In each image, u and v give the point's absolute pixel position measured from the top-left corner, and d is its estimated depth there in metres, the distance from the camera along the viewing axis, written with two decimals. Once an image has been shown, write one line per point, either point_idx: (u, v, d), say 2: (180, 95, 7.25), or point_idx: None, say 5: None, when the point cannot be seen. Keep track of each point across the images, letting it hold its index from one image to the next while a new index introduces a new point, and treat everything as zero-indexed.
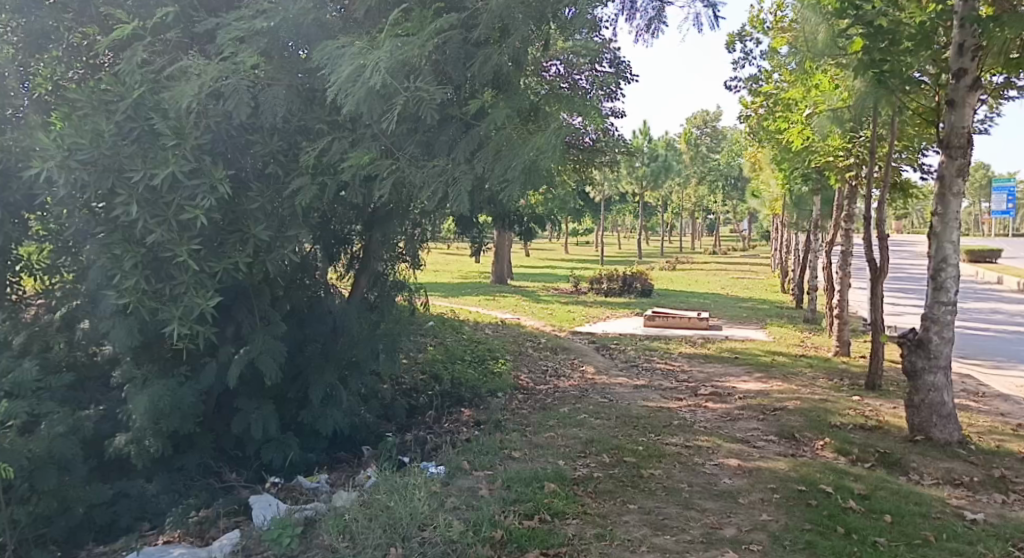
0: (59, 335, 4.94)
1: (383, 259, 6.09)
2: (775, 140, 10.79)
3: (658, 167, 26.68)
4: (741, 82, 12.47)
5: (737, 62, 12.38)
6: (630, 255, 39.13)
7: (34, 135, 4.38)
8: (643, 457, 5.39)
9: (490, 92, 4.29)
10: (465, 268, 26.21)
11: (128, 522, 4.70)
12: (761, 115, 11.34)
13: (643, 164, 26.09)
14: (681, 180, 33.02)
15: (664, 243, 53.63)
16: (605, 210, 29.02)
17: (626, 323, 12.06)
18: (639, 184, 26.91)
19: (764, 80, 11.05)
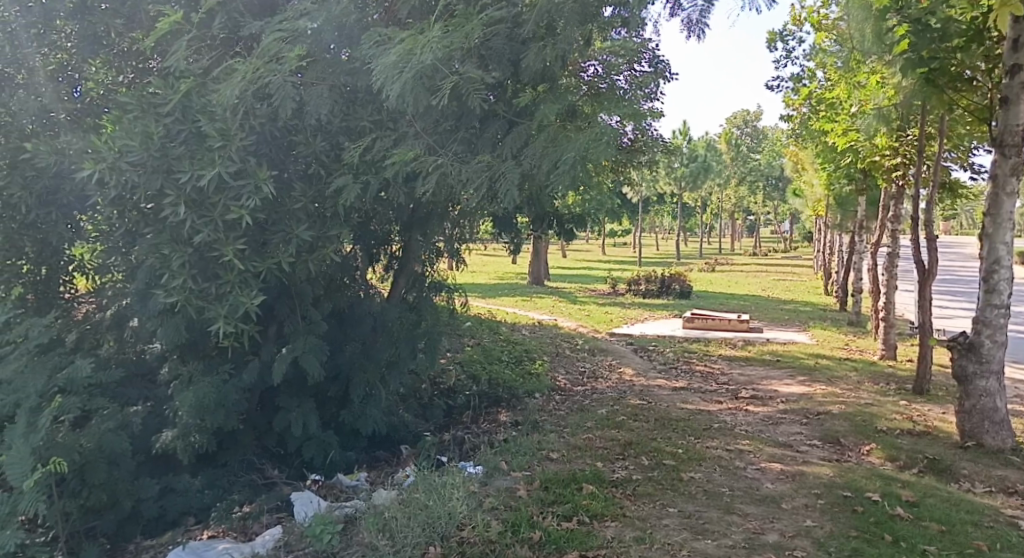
0: (108, 333, 5.15)
1: (421, 259, 6.16)
2: (820, 140, 10.65)
3: (698, 168, 26.38)
4: (784, 81, 12.31)
5: (780, 61, 12.24)
6: (667, 256, 38.80)
7: (87, 138, 4.52)
8: (683, 460, 5.33)
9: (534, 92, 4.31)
10: (502, 270, 26.29)
11: (174, 516, 4.81)
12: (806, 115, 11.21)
13: (681, 164, 25.86)
14: (721, 181, 32.60)
15: (701, 244, 53.03)
16: (642, 211, 28.81)
17: (666, 325, 11.97)
18: (678, 184, 26.66)
19: (808, 79, 10.91)
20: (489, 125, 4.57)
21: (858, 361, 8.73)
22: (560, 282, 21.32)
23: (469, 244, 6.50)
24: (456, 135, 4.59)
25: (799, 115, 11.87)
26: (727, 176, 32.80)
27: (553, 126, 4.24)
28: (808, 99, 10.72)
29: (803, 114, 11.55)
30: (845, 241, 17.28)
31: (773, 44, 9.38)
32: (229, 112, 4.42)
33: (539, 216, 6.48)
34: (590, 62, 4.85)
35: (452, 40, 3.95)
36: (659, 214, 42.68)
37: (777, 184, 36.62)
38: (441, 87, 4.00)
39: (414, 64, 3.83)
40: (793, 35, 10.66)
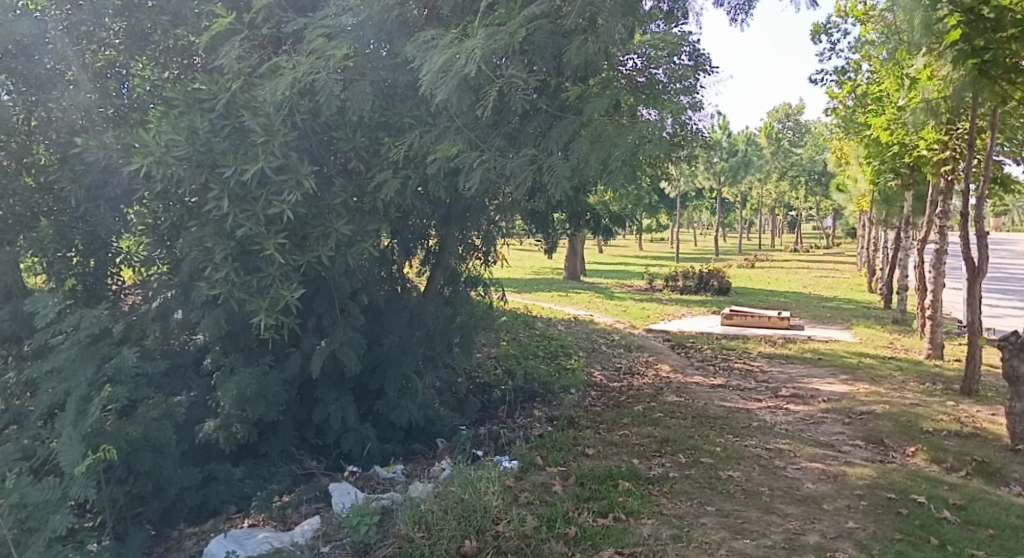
0: (154, 324, 5.15)
1: (457, 254, 6.21)
2: (864, 134, 10.46)
3: (737, 163, 25.95)
4: (828, 74, 12.10)
5: (823, 54, 12.03)
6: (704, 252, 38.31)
7: (135, 133, 4.63)
8: (721, 459, 5.27)
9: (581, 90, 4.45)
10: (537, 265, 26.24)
11: (217, 504, 4.91)
12: (850, 108, 11.01)
13: (721, 159, 25.43)
14: (761, 176, 32.03)
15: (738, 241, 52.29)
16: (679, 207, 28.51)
17: (704, 321, 11.84)
18: (717, 179, 26.29)
19: (852, 72, 10.70)
20: (531, 120, 4.65)
21: (903, 361, 8.53)
22: (596, 278, 21.22)
23: (504, 238, 6.53)
24: (497, 129, 4.66)
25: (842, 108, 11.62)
26: (766, 172, 32.21)
27: (598, 122, 4.30)
28: (854, 93, 10.48)
29: (846, 108, 11.30)
30: (889, 237, 16.84)
31: (818, 36, 9.18)
32: (273, 109, 4.50)
33: (575, 211, 6.48)
34: (628, 56, 4.80)
35: (496, 43, 3.94)
36: (694, 211, 42.16)
37: (818, 179, 35.81)
38: (486, 90, 4.23)
39: (460, 68, 3.94)
40: (838, 27, 10.43)
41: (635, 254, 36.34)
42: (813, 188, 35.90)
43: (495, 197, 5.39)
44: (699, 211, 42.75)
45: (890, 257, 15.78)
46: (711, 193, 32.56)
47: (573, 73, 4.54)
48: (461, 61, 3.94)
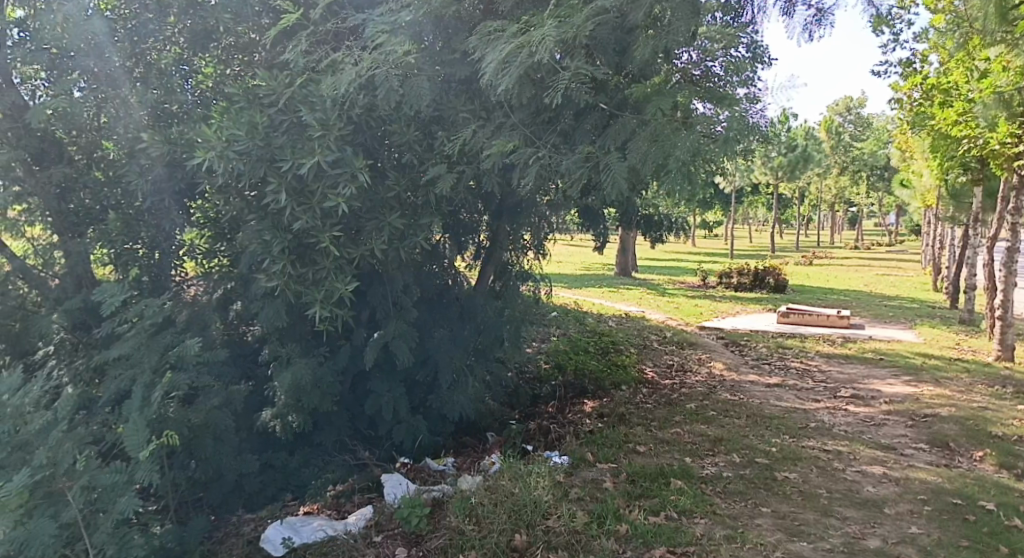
0: (215, 314, 5.23)
1: (508, 249, 6.24)
2: (932, 127, 10.09)
3: (797, 158, 25.15)
4: (893, 66, 11.71)
5: (888, 45, 11.63)
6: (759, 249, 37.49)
7: (198, 129, 4.77)
8: (777, 460, 5.17)
9: (643, 89, 4.42)
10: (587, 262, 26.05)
11: (273, 492, 5.12)
12: (917, 101, 10.63)
13: (779, 154, 24.73)
14: (821, 171, 31.04)
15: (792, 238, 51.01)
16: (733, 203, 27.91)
17: (759, 319, 11.61)
18: (774, 174, 25.62)
19: (920, 63, 10.32)
20: (587, 117, 4.63)
21: (971, 362, 8.24)
22: (650, 274, 20.93)
23: (556, 233, 6.52)
24: (554, 126, 4.70)
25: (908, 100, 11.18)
26: (824, 166, 31.25)
27: (657, 121, 4.31)
28: (919, 86, 10.10)
29: (913, 101, 10.92)
30: (957, 234, 16.18)
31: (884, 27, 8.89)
32: (331, 104, 4.60)
33: (629, 207, 6.42)
34: (686, 49, 4.68)
35: (564, 35, 3.98)
36: (749, 206, 41.10)
37: (880, 174, 34.57)
38: (549, 82, 4.26)
39: (526, 58, 4.03)
40: (903, 17, 10.04)
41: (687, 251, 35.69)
42: (875, 183, 34.70)
43: (548, 193, 5.40)
44: (754, 206, 41.67)
45: (957, 256, 15.16)
46: (767, 188, 31.77)
47: (635, 69, 4.51)
48: (529, 53, 4.02)
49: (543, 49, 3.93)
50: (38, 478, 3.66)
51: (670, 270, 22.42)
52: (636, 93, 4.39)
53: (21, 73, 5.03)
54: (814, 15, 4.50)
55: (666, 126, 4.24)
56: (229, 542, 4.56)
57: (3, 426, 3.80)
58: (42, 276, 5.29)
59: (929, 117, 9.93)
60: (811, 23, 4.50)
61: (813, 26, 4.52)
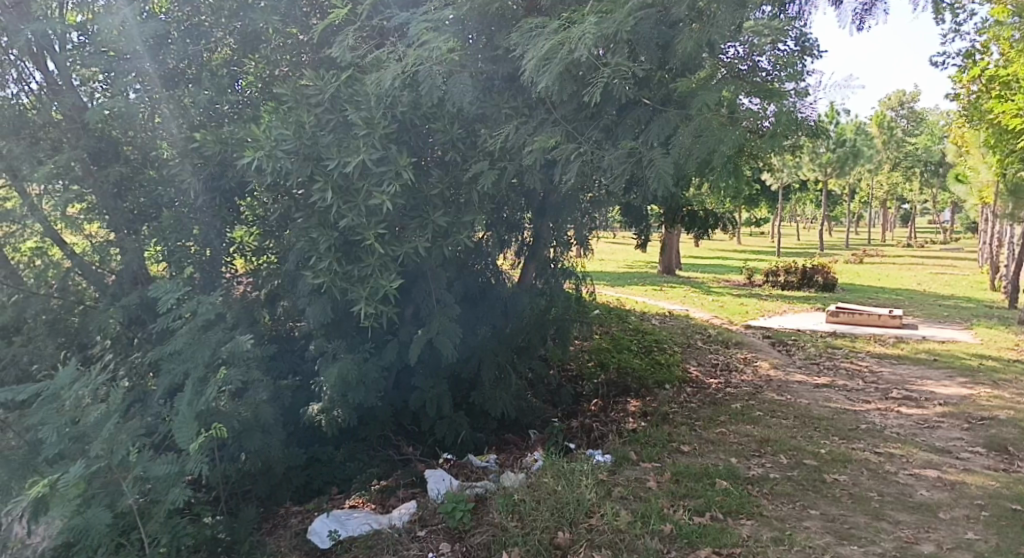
0: (263, 309, 5.38)
1: (550, 247, 6.27)
2: (991, 120, 9.73)
3: (847, 153, 24.45)
4: (951, 57, 11.32)
5: (946, 35, 11.23)
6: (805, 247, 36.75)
7: (247, 129, 4.87)
8: (826, 461, 5.07)
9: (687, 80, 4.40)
10: (629, 259, 25.94)
11: (320, 485, 5.23)
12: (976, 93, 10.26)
13: (829, 149, 24.04)
14: (872, 168, 30.15)
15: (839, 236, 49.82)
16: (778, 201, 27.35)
17: (806, 319, 11.39)
18: (823, 171, 24.95)
19: (980, 53, 9.96)
20: (631, 112, 4.59)
21: None
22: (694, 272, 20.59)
23: (598, 231, 6.49)
24: (595, 121, 4.67)
25: (971, 91, 10.71)
26: (875, 161, 30.28)
27: (704, 115, 4.20)
28: (981, 77, 9.70)
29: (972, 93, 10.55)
30: (1019, 232, 15.55)
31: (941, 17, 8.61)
32: (375, 102, 4.66)
33: (672, 203, 6.39)
34: (732, 43, 4.60)
35: (605, 29, 3.99)
36: (796, 203, 40.22)
37: (934, 170, 33.46)
38: (591, 79, 4.26)
39: (566, 54, 4.06)
40: (964, 6, 9.68)
41: (731, 249, 35.04)
42: (927, 179, 33.58)
43: (591, 190, 5.40)
44: (802, 203, 40.65)
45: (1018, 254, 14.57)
46: (816, 185, 31.00)
47: (678, 66, 4.45)
48: (569, 49, 4.06)
49: (582, 47, 3.96)
50: (95, 468, 3.78)
51: (716, 269, 21.92)
52: (680, 86, 4.33)
53: (81, 75, 5.22)
54: (865, 5, 4.49)
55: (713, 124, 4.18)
56: (277, 533, 4.66)
57: (62, 418, 3.95)
58: (99, 271, 5.43)
59: (988, 109, 9.58)
60: (863, 12, 4.50)
61: (863, 18, 4.57)
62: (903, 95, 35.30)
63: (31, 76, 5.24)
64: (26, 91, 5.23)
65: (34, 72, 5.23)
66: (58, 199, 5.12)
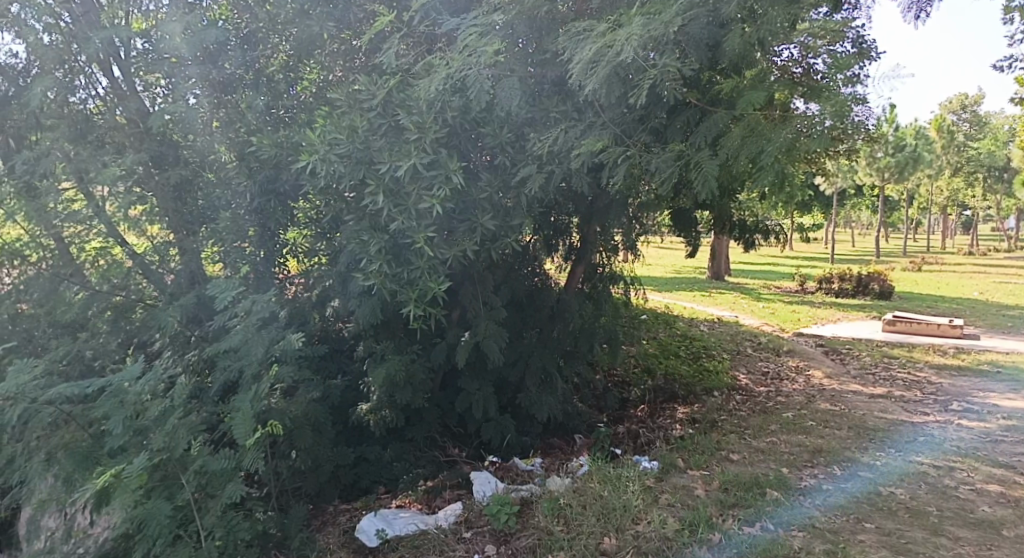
0: (313, 310, 5.51)
1: (598, 251, 6.20)
2: None
3: (907, 157, 23.29)
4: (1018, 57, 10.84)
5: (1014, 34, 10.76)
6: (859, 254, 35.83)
7: (302, 133, 4.97)
8: (882, 474, 4.95)
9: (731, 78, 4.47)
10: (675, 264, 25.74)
11: (368, 484, 5.33)
12: None
13: (887, 153, 23.15)
14: (931, 173, 29.13)
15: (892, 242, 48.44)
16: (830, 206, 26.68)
17: (859, 327, 11.14)
18: (881, 176, 24.17)
19: None
20: (680, 114, 4.59)
21: None
22: (745, 278, 20.22)
23: (647, 235, 6.46)
24: (644, 124, 4.62)
25: None
26: (936, 164, 29.10)
27: (752, 114, 4.27)
28: None
29: None
30: None
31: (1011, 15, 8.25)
32: (427, 107, 4.69)
33: (721, 206, 6.36)
34: (786, 45, 4.48)
35: (650, 33, 3.97)
36: (849, 208, 39.24)
37: (996, 175, 32.23)
38: (637, 80, 4.21)
39: (614, 56, 4.08)
40: None
41: (782, 254, 34.43)
42: (989, 185, 32.34)
43: (638, 195, 5.41)
44: (855, 208, 39.64)
45: None
46: (871, 190, 30.17)
47: (728, 64, 4.38)
48: (615, 51, 4.07)
49: (629, 49, 3.97)
50: (156, 461, 3.90)
51: (766, 275, 21.59)
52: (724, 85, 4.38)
53: (144, 80, 5.44)
54: None
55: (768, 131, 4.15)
56: (326, 530, 4.74)
57: (126, 412, 4.10)
58: (159, 271, 5.57)
59: None
60: None
61: (922, 10, 4.47)
62: (963, 97, 34.20)
63: (97, 82, 5.37)
64: (93, 96, 5.37)
65: (100, 78, 5.36)
66: (121, 201, 5.27)
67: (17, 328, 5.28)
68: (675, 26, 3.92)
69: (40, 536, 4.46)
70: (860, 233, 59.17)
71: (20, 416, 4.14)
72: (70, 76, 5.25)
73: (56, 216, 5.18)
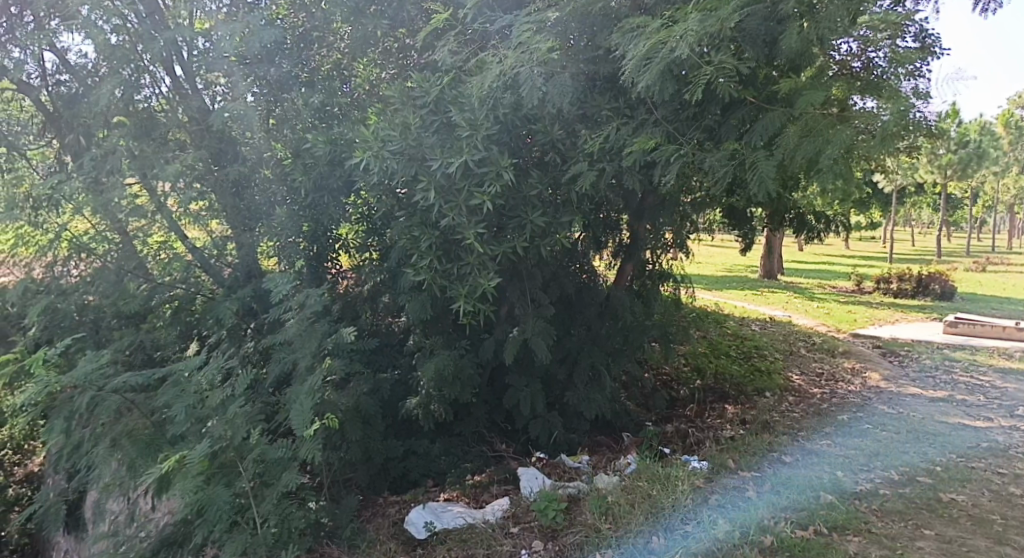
0: (366, 305, 5.70)
1: (647, 248, 6.20)
2: None
3: (970, 154, 22.52)
4: None
5: None
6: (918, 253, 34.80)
7: (356, 130, 5.03)
8: (942, 480, 4.81)
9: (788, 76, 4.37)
10: (723, 263, 25.41)
11: (416, 477, 5.40)
12: None
13: (950, 150, 22.26)
14: (996, 170, 28.03)
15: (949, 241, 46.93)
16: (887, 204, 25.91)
17: (919, 328, 10.84)
18: (942, 173, 23.34)
19: None
20: (735, 111, 4.48)
21: None
22: (802, 278, 19.59)
23: (698, 233, 6.41)
24: (697, 122, 4.61)
25: None
26: (1001, 162, 27.88)
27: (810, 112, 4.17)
28: None
29: None
30: None
31: None
32: (479, 104, 4.68)
33: (776, 204, 6.27)
34: (845, 40, 4.35)
35: (705, 30, 3.89)
36: (907, 206, 38.13)
37: None
38: (691, 77, 4.21)
39: (667, 54, 4.01)
40: None
41: (835, 254, 33.64)
42: None
43: (691, 192, 5.37)
44: (913, 207, 38.50)
45: None
46: (930, 188, 29.23)
47: (786, 62, 4.28)
48: (669, 49, 3.99)
49: (684, 44, 3.90)
50: (216, 449, 4.03)
51: (820, 274, 21.12)
52: (782, 82, 4.30)
53: (205, 79, 5.59)
54: None
55: (827, 127, 4.05)
56: (376, 521, 4.80)
57: (188, 400, 4.26)
58: (217, 265, 5.73)
59: None
60: None
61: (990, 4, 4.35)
62: None
63: (162, 81, 5.52)
64: (156, 94, 5.52)
65: (164, 77, 5.52)
66: (182, 198, 5.44)
67: (84, 318, 5.59)
68: (732, 23, 3.85)
69: (106, 517, 4.64)
70: (917, 232, 57.17)
71: (87, 405, 4.30)
72: (136, 75, 5.36)
73: (121, 211, 5.34)
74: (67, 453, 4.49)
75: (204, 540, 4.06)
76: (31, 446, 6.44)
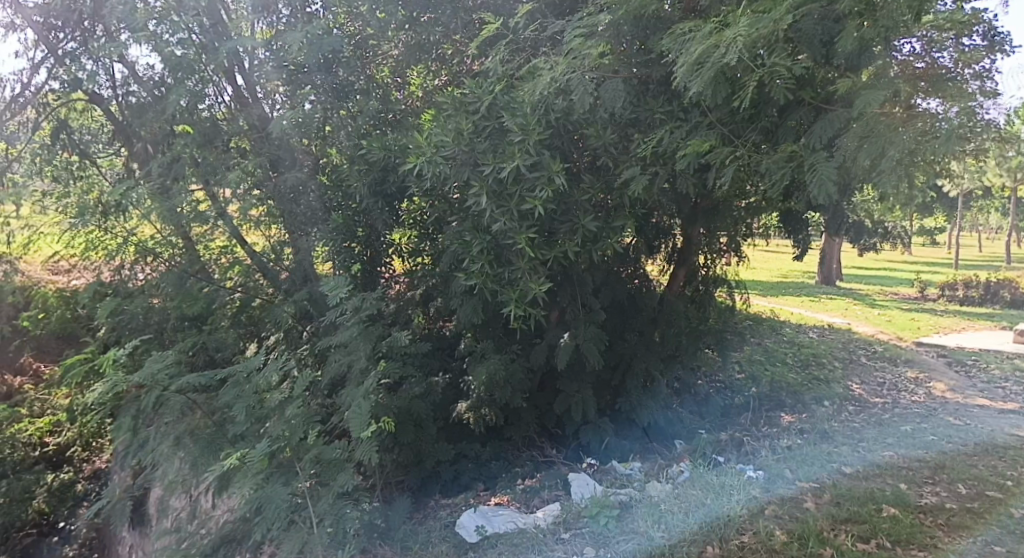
0: (418, 307, 5.75)
1: (700, 253, 6.32)
2: None
3: None
4: None
5: None
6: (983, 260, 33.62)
7: (410, 137, 5.08)
8: (1013, 495, 4.62)
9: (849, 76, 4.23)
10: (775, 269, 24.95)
11: (467, 480, 5.43)
12: None
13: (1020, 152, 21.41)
14: None
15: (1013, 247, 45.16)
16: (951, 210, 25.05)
17: (988, 337, 10.47)
18: (1011, 176, 22.44)
19: None
20: (793, 113, 4.38)
21: None
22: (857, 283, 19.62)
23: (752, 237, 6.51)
24: (753, 124, 4.51)
25: None
26: None
27: (870, 115, 4.01)
28: None
29: None
30: None
31: None
32: (531, 109, 4.67)
33: (835, 210, 6.15)
34: (907, 39, 4.16)
35: (758, 33, 3.83)
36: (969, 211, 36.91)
37: None
38: (743, 80, 4.13)
39: (720, 58, 3.93)
40: None
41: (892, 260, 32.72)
42: None
43: (746, 197, 5.31)
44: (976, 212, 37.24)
45: None
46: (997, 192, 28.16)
47: (842, 62, 4.13)
48: (721, 52, 3.94)
49: (734, 50, 3.84)
50: (274, 448, 4.12)
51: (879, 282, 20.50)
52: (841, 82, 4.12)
53: (265, 87, 5.71)
54: None
55: (891, 129, 3.94)
56: (428, 523, 4.84)
57: (248, 400, 4.38)
58: (275, 268, 5.91)
59: None
60: None
61: None
62: None
63: (224, 90, 5.69)
64: (219, 103, 5.70)
65: (226, 86, 5.69)
66: (243, 203, 5.59)
67: (149, 321, 5.78)
68: (786, 24, 3.75)
69: (169, 514, 4.79)
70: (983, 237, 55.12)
71: (153, 404, 4.49)
72: (202, 85, 5.53)
73: (184, 217, 5.50)
74: (136, 450, 4.68)
75: (263, 537, 4.15)
76: (99, 443, 6.71)
